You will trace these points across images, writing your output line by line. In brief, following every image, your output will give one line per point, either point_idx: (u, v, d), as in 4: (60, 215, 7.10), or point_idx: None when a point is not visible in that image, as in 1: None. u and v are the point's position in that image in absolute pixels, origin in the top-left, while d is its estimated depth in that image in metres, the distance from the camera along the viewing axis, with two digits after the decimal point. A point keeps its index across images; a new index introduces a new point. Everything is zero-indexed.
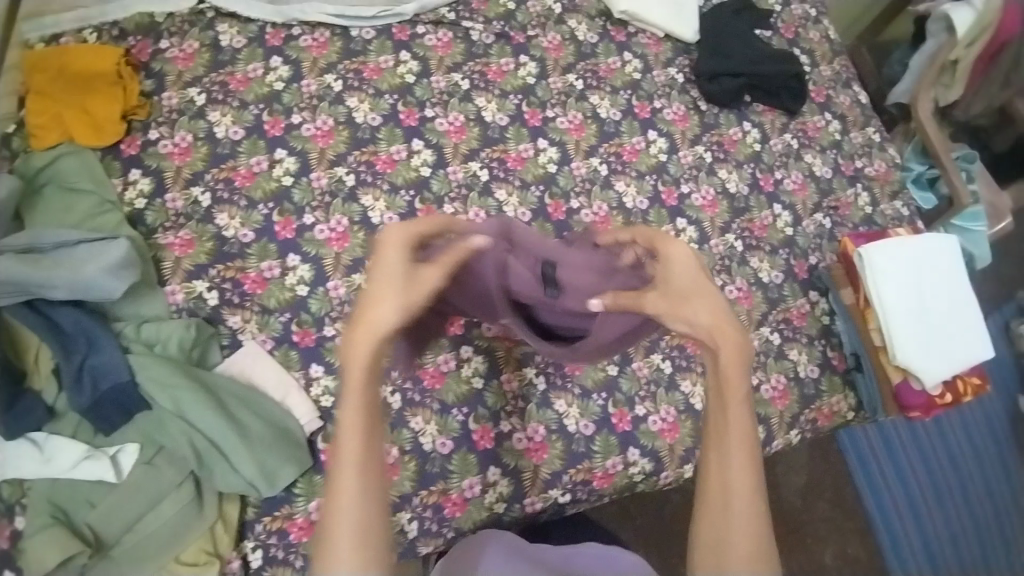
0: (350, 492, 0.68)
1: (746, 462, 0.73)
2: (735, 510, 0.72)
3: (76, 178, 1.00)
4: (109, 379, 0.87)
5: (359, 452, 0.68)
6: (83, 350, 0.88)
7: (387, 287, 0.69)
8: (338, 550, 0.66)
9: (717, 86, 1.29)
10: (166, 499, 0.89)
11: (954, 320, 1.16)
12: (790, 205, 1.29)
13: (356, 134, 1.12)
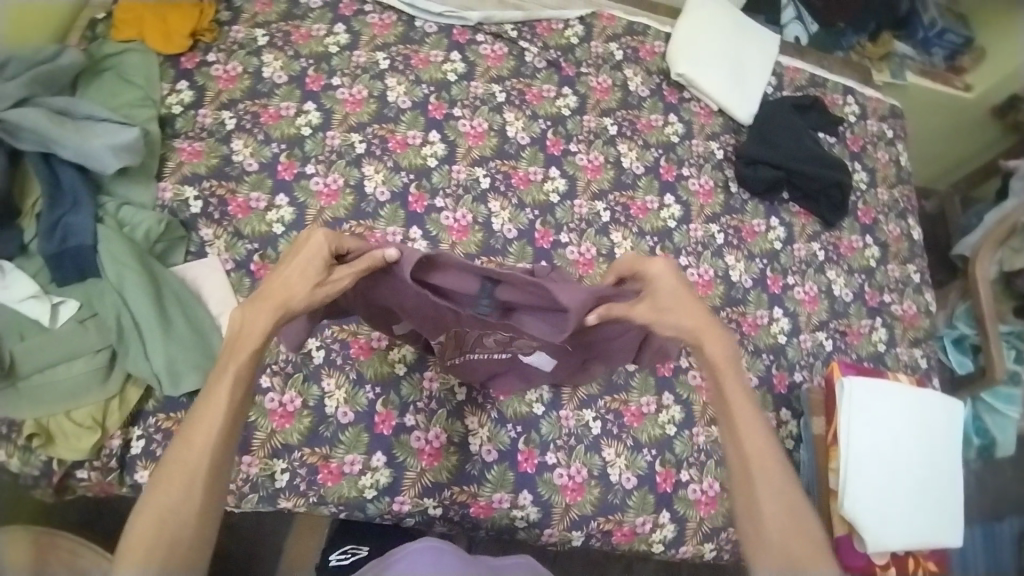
0: (197, 452, 0.60)
1: (765, 456, 0.66)
2: (760, 505, 0.64)
3: (132, 71, 1.11)
4: (77, 237, 0.95)
5: (224, 410, 0.62)
6: (66, 206, 0.96)
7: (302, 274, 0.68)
8: (160, 508, 0.57)
9: (752, 172, 1.25)
10: (81, 358, 0.93)
11: (926, 490, 1.06)
12: (792, 313, 1.20)
13: (382, 109, 1.19)
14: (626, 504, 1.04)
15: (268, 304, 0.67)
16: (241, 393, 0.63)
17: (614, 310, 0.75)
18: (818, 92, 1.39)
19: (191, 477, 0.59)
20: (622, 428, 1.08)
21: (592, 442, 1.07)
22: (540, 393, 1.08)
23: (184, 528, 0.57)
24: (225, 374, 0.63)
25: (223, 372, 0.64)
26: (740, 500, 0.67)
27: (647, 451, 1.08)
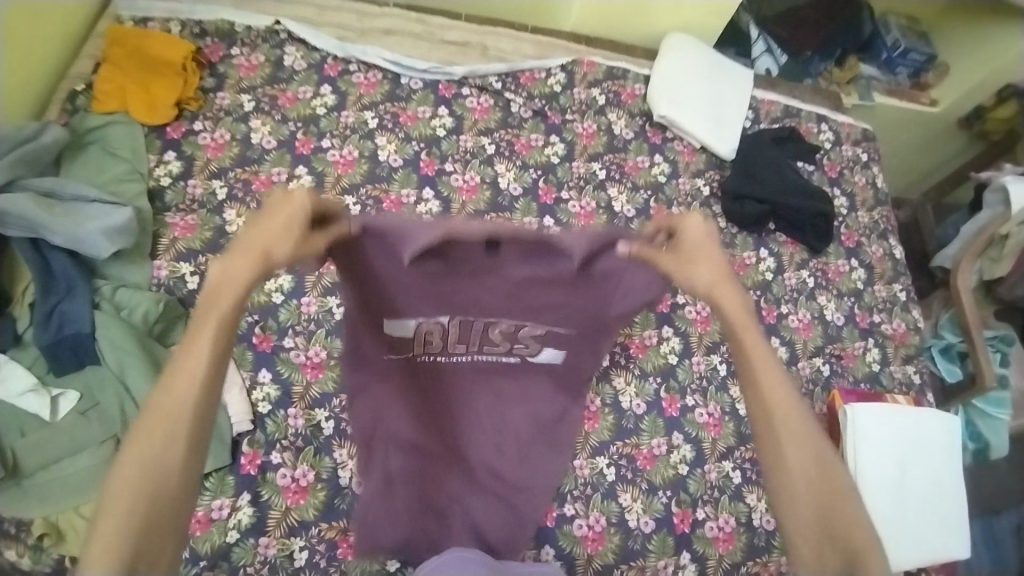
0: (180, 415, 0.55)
1: (803, 443, 0.64)
2: (789, 457, 0.64)
3: (118, 145, 1.10)
4: (74, 326, 0.92)
5: (202, 375, 0.56)
6: (61, 294, 0.94)
7: (285, 231, 0.59)
8: (146, 464, 0.53)
9: (738, 207, 1.29)
10: (85, 451, 0.90)
11: (931, 504, 1.09)
12: (790, 341, 1.23)
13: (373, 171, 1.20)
14: (647, 549, 1.04)
15: (239, 268, 0.58)
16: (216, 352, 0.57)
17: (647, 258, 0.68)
18: (794, 122, 1.44)
19: (173, 441, 0.54)
20: (636, 472, 1.09)
21: (608, 489, 1.07)
22: None
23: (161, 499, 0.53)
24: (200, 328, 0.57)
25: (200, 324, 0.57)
26: (772, 479, 0.65)
27: (662, 493, 1.08)
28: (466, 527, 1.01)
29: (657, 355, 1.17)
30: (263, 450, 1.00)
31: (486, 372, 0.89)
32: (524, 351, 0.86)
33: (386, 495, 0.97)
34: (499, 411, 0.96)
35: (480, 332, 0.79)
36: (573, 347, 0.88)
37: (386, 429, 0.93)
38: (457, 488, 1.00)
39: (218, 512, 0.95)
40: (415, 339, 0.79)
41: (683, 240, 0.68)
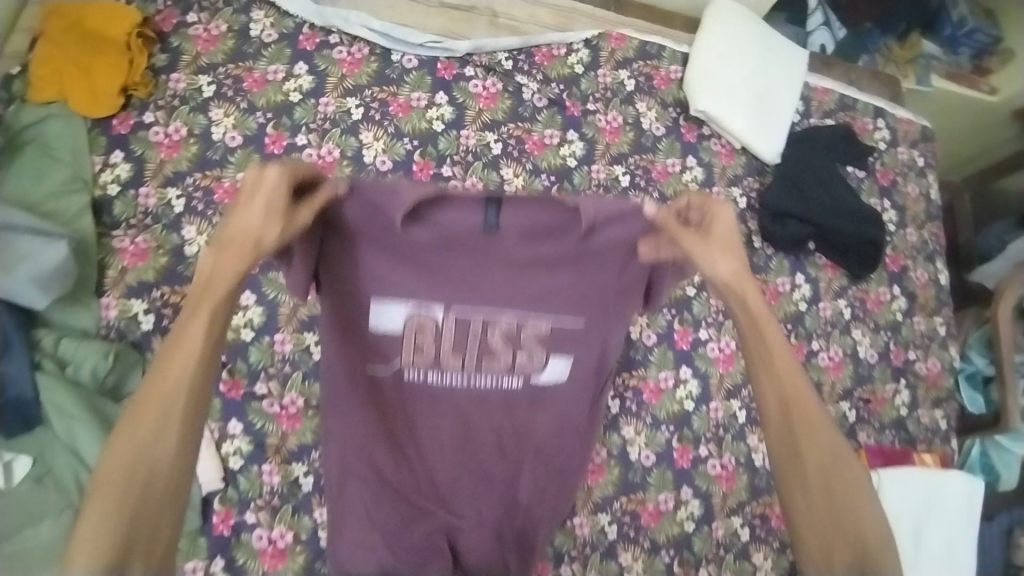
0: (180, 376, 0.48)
1: (828, 447, 0.56)
2: (802, 444, 0.56)
3: (57, 145, 0.92)
4: (12, 390, 0.81)
5: (191, 368, 0.49)
6: None
7: (265, 216, 0.53)
8: (147, 424, 0.47)
9: (780, 228, 1.12)
10: (45, 520, 0.80)
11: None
12: (817, 383, 1.13)
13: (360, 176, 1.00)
14: None
15: (231, 254, 0.52)
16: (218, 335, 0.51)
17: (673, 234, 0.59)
18: (848, 115, 1.25)
19: (170, 399, 0.48)
20: (639, 530, 1.02)
21: (609, 548, 1.01)
22: None
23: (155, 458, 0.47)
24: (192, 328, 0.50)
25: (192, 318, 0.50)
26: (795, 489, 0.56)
27: (666, 552, 1.02)
28: (487, 537, 0.79)
29: (671, 401, 1.06)
30: (236, 510, 0.92)
31: (515, 409, 0.72)
32: (527, 365, 0.68)
33: (382, 544, 0.75)
34: (506, 421, 0.73)
35: (479, 345, 0.66)
36: (587, 344, 0.69)
37: (357, 472, 0.73)
38: (474, 513, 0.77)
39: None
40: (406, 337, 0.65)
41: (713, 231, 0.60)
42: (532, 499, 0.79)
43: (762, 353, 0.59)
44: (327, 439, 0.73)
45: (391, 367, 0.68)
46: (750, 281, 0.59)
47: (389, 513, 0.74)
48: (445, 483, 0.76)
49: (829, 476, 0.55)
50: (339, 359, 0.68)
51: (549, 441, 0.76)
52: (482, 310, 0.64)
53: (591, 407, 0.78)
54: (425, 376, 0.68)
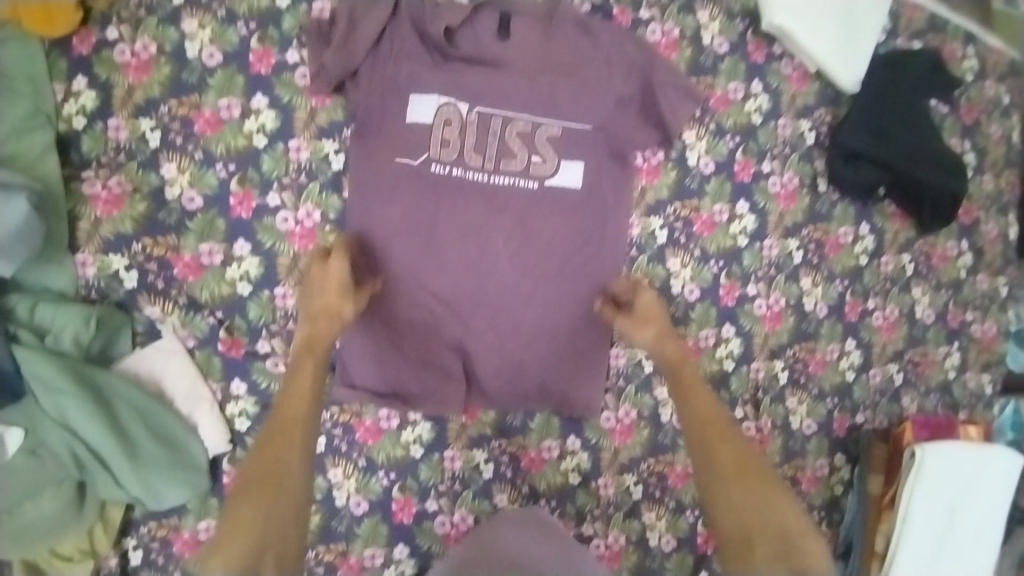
0: (302, 409, 0.77)
1: (746, 484, 0.83)
2: (718, 452, 0.86)
3: (10, 71, 0.78)
4: None
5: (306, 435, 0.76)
6: None
7: (341, 297, 0.80)
8: (270, 456, 0.73)
9: (851, 172, 0.98)
10: (45, 491, 0.79)
11: (966, 551, 0.99)
12: (867, 344, 1.04)
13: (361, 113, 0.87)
14: (664, 567, 0.99)
15: (319, 329, 0.80)
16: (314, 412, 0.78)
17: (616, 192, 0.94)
18: (937, 39, 1.05)
19: (299, 444, 0.75)
20: (665, 490, 0.99)
21: (632, 507, 0.98)
22: (578, 461, 0.96)
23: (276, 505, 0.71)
24: (302, 379, 0.78)
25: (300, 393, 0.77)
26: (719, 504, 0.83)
27: (690, 511, 1.00)
28: (540, 325, 0.92)
29: (710, 360, 0.98)
30: None
31: (530, 216, 0.90)
32: (539, 169, 0.90)
33: (411, 331, 0.89)
34: (525, 216, 0.90)
35: (498, 141, 0.89)
36: (595, 151, 0.92)
37: (414, 275, 0.89)
38: (520, 311, 0.91)
39: (205, 534, 0.88)
40: (434, 131, 0.87)
41: (636, 308, 0.91)
42: (551, 302, 0.92)
43: (686, 390, 0.90)
44: (362, 228, 0.87)
45: (417, 160, 0.87)
46: (668, 336, 0.91)
47: (405, 304, 0.89)
48: (478, 255, 0.90)
49: (754, 477, 0.83)
50: (397, 167, 0.87)
51: (572, 257, 0.92)
52: (504, 113, 0.89)
53: (604, 227, 0.93)
54: (447, 171, 0.88)
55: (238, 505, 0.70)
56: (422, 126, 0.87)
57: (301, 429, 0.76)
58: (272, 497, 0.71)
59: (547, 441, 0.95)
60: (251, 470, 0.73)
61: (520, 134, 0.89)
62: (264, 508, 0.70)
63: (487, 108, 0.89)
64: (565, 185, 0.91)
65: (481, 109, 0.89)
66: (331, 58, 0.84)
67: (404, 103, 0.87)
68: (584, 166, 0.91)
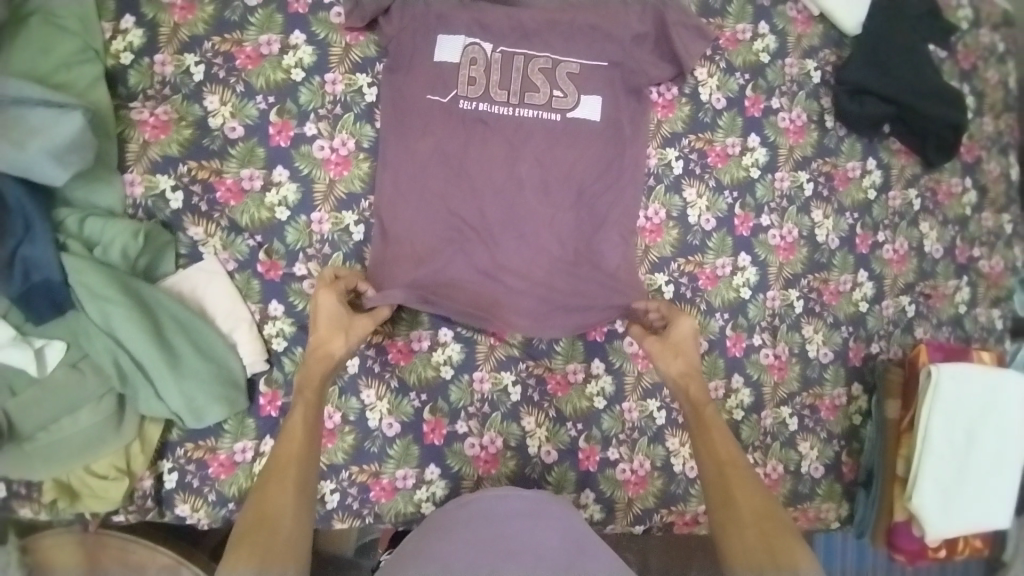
0: (293, 451, 0.78)
1: (753, 502, 0.79)
2: (735, 493, 0.80)
3: (62, 15, 0.83)
4: (43, 272, 0.76)
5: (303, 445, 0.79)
6: (18, 234, 0.75)
7: (330, 330, 0.84)
8: (269, 498, 0.74)
9: (858, 106, 1.02)
10: (85, 406, 0.81)
11: (986, 474, 1.01)
12: (879, 276, 1.07)
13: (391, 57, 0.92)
14: (689, 493, 1.01)
15: (313, 369, 0.83)
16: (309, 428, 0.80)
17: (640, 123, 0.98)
18: None
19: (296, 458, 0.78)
20: None
21: (656, 433, 1.00)
22: (601, 386, 0.99)
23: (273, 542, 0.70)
24: (294, 418, 0.80)
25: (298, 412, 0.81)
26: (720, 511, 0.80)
27: None
28: (568, 250, 0.96)
29: (727, 288, 1.01)
30: (283, 391, 0.90)
31: (553, 148, 0.94)
32: (561, 102, 0.94)
33: (447, 254, 0.93)
34: (549, 149, 0.94)
35: (521, 77, 0.93)
36: (611, 88, 0.96)
37: (447, 205, 0.92)
38: (549, 237, 0.95)
39: (241, 456, 0.90)
40: (461, 69, 0.92)
41: (672, 334, 0.93)
42: (576, 227, 0.96)
43: (704, 426, 0.88)
44: (394, 159, 0.91)
45: (445, 97, 0.92)
46: (691, 361, 0.92)
47: (438, 231, 0.92)
48: (506, 185, 0.94)
49: (762, 514, 0.78)
50: (427, 103, 0.92)
51: (593, 187, 0.96)
52: (526, 52, 0.94)
53: (623, 155, 0.97)
54: (475, 107, 0.92)
55: (235, 551, 0.69)
56: (449, 65, 0.92)
57: (293, 469, 0.77)
58: (266, 543, 0.70)
59: (573, 364, 0.98)
60: (247, 520, 0.72)
61: (542, 70, 0.93)
62: (261, 545, 0.69)
63: (510, 48, 0.93)
64: (584, 118, 0.95)
65: (504, 49, 0.93)
66: None
67: (432, 43, 0.92)
68: (602, 101, 0.96)
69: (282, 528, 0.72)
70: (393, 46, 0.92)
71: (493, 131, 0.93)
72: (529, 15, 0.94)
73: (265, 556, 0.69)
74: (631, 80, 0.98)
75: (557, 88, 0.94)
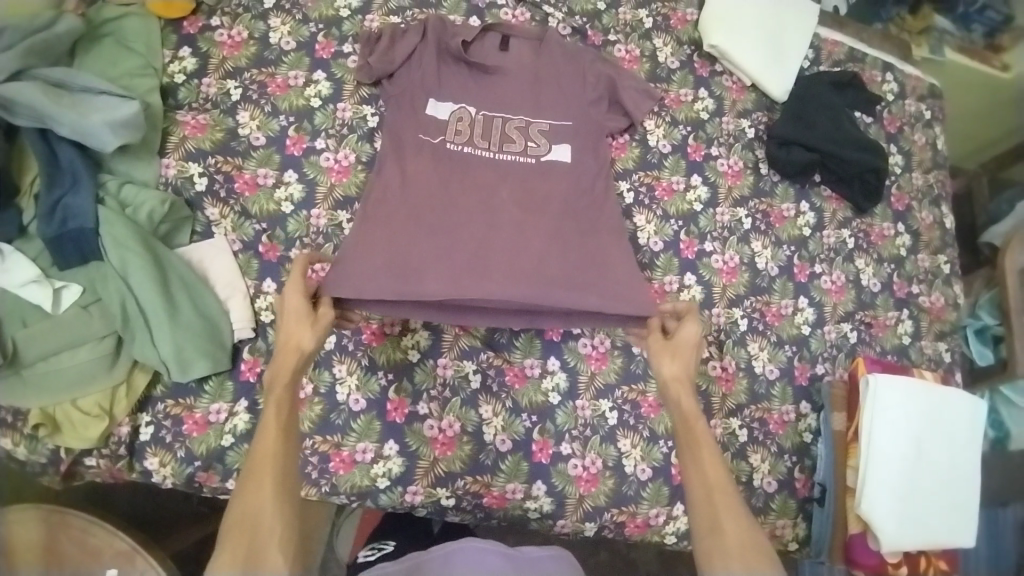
0: (271, 449, 0.77)
1: (735, 518, 0.78)
2: (722, 521, 0.78)
3: (133, 38, 1.05)
4: (78, 221, 0.91)
5: (279, 442, 0.78)
6: (66, 187, 0.92)
7: (298, 324, 0.86)
8: (251, 500, 0.74)
9: (786, 153, 1.20)
10: (85, 344, 0.91)
11: (933, 486, 1.05)
12: (818, 303, 1.17)
13: (388, 114, 1.08)
14: (640, 495, 1.03)
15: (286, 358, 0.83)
16: (282, 421, 0.79)
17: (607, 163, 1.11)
18: (857, 67, 1.34)
19: (275, 455, 0.77)
20: (639, 418, 1.06)
21: (608, 432, 1.05)
22: (556, 381, 1.06)
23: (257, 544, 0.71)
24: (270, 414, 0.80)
25: (276, 405, 0.80)
26: (702, 520, 0.80)
27: (663, 442, 1.06)
28: (547, 258, 1.00)
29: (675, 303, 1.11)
30: (264, 360, 0.99)
31: (530, 177, 1.06)
32: (535, 150, 1.08)
33: (427, 254, 0.96)
34: (527, 173, 1.06)
35: (500, 131, 1.08)
36: (578, 141, 1.11)
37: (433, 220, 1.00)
38: (527, 246, 1.00)
39: (215, 416, 0.95)
40: (448, 125, 1.07)
41: (677, 339, 0.94)
42: (555, 239, 1.02)
43: (691, 438, 0.86)
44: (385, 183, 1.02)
45: (434, 139, 1.06)
46: (686, 368, 0.92)
47: (423, 232, 0.98)
48: (486, 208, 1.02)
49: (744, 540, 0.77)
50: (416, 139, 1.06)
51: (572, 203, 1.06)
52: (503, 116, 1.09)
53: (597, 184, 1.09)
54: (460, 151, 1.06)
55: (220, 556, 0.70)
56: (437, 121, 1.07)
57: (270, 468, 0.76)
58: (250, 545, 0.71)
59: (530, 358, 1.06)
60: (231, 525, 0.72)
61: (518, 128, 1.08)
62: (244, 546, 0.71)
63: (489, 112, 1.09)
64: (557, 161, 1.08)
65: (485, 113, 1.09)
66: (375, 61, 1.08)
67: (424, 103, 1.08)
68: (570, 149, 1.09)
69: (264, 527, 0.72)
70: (389, 110, 1.08)
71: (476, 167, 1.05)
72: (506, 85, 1.11)
73: (251, 561, 0.70)
74: (596, 132, 1.12)
75: (533, 134, 1.09)
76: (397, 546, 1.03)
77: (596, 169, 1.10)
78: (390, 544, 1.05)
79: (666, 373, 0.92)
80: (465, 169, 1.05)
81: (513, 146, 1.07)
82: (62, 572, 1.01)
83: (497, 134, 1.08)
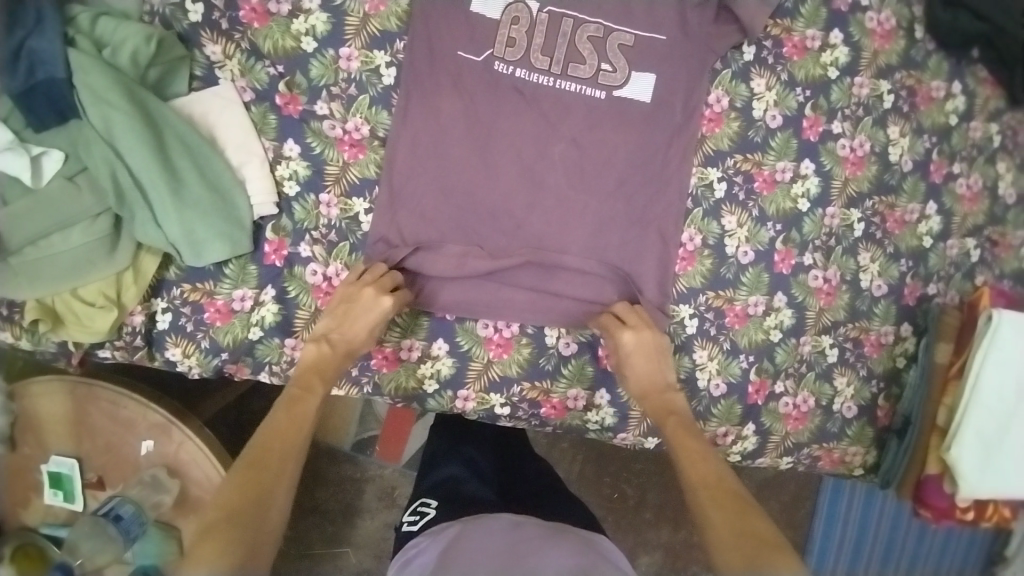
0: (285, 446, 0.71)
1: (727, 509, 0.70)
2: (709, 512, 0.70)
3: None
4: (47, 70, 0.71)
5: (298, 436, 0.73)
6: (29, 27, 0.71)
7: (358, 322, 0.80)
8: (254, 485, 0.66)
9: (951, 16, 0.93)
10: (77, 225, 0.75)
11: None
12: (948, 211, 0.98)
13: (421, 10, 0.83)
14: (710, 412, 0.93)
15: (331, 359, 0.79)
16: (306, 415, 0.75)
17: (699, 88, 0.87)
18: None
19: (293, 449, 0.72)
20: (721, 329, 0.92)
21: (685, 342, 0.92)
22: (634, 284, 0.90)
23: (261, 525, 0.64)
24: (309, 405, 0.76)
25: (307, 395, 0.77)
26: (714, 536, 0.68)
27: (744, 357, 0.93)
28: (584, 262, 0.88)
29: (784, 197, 0.92)
30: (291, 241, 0.84)
31: (595, 122, 0.86)
32: (608, 77, 0.85)
33: (450, 226, 0.86)
34: (587, 132, 0.86)
35: (568, 44, 0.85)
36: (668, 66, 0.86)
37: (464, 176, 0.85)
38: (565, 242, 0.87)
39: (240, 304, 0.83)
40: (501, 28, 0.84)
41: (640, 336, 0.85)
42: (600, 221, 0.88)
43: (683, 433, 0.80)
44: (410, 118, 0.84)
45: (479, 55, 0.84)
46: (660, 381, 0.84)
47: (449, 217, 0.86)
48: (528, 169, 0.86)
49: (738, 524, 0.68)
50: (457, 59, 0.84)
51: (631, 177, 0.87)
52: (576, 16, 0.85)
53: (668, 148, 0.88)
54: (511, 71, 0.84)
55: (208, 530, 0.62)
56: (487, 21, 0.84)
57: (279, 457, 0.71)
58: (246, 527, 0.63)
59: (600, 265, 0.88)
60: (222, 498, 0.65)
61: (591, 38, 0.85)
62: (240, 523, 0.63)
63: (559, 8, 0.85)
64: (633, 97, 0.86)
65: (551, 10, 0.85)
66: None
67: None
68: (656, 80, 0.86)
69: (269, 514, 0.65)
70: (424, 3, 0.83)
71: (523, 103, 0.85)
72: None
73: (244, 524, 0.63)
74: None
75: (610, 55, 0.85)
76: (440, 507, 0.88)
77: (680, 112, 0.87)
78: (433, 505, 0.89)
79: (634, 393, 0.86)
80: (510, 104, 0.85)
81: (579, 76, 0.85)
82: (90, 444, 0.96)
83: (562, 59, 0.85)
